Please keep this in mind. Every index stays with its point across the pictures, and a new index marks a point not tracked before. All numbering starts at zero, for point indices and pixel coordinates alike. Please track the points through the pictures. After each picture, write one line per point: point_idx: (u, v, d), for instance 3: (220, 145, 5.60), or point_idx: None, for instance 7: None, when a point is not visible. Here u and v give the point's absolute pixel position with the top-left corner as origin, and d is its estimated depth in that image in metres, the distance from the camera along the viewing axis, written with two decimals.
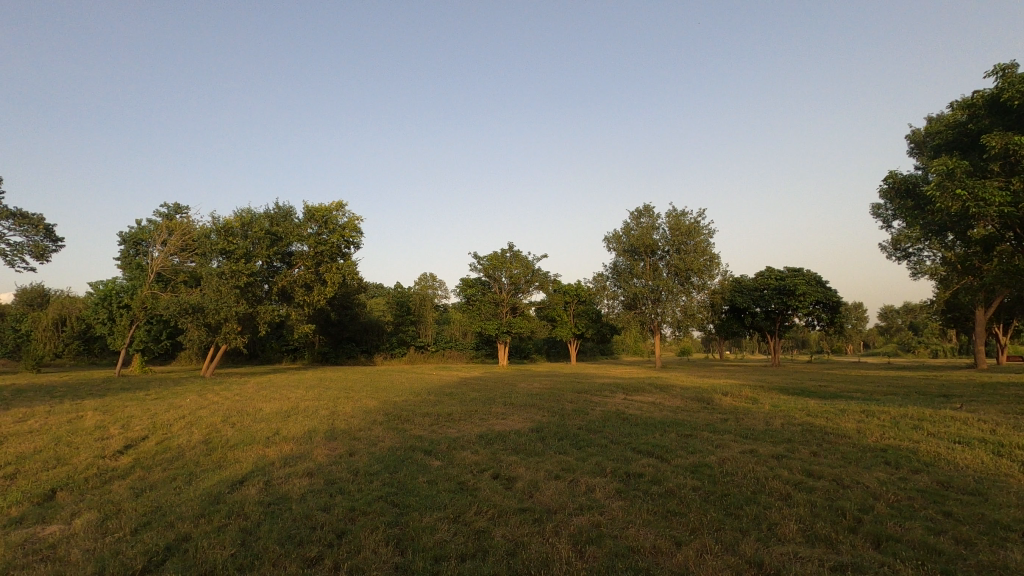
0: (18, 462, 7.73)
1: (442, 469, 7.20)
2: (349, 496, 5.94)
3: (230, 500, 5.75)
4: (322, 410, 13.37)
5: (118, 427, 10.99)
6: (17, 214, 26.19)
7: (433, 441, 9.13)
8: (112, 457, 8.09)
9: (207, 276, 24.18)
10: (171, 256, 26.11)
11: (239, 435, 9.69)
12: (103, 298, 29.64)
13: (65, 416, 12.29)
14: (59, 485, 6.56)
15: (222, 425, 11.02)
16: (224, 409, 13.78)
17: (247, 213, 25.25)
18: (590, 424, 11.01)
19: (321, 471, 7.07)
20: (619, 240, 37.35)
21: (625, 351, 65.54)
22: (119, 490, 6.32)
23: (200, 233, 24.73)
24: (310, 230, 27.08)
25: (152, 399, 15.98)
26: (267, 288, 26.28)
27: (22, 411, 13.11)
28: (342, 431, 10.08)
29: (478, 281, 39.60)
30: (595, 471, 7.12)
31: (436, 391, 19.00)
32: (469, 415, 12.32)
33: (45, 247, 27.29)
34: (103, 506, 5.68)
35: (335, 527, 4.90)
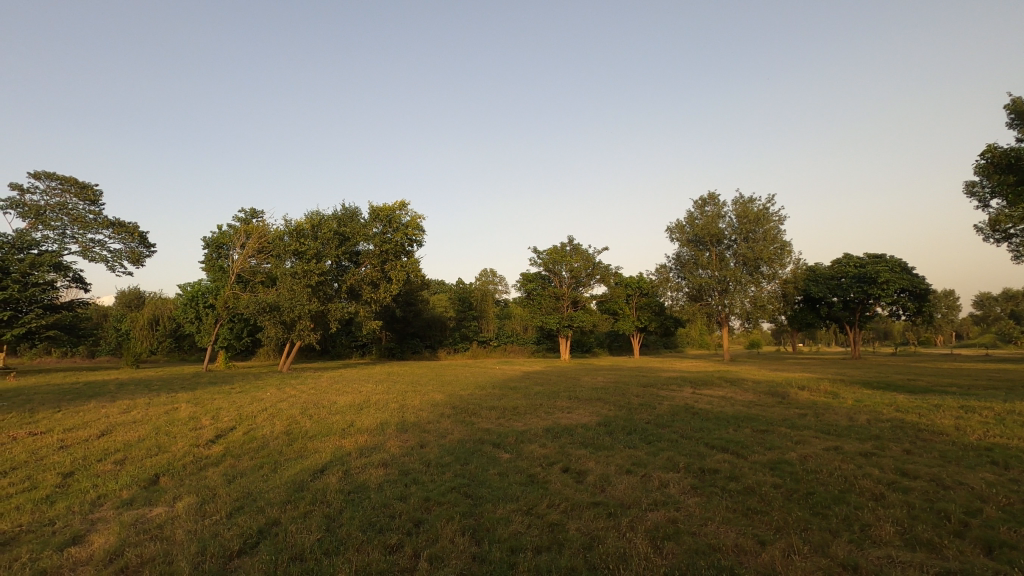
0: (126, 450, 8.47)
1: (511, 461, 7.26)
2: (423, 486, 6.09)
3: (312, 488, 6.04)
4: (392, 403, 13.80)
5: (209, 418, 11.82)
6: (115, 223, 28.61)
7: (501, 434, 9.22)
8: (205, 446, 8.72)
9: (281, 276, 25.54)
10: (248, 258, 27.74)
11: (317, 427, 10.17)
12: (191, 298, 31.95)
13: (163, 408, 13.37)
14: (161, 470, 7.15)
15: (301, 417, 11.63)
16: (301, 402, 14.52)
17: (318, 216, 26.51)
18: (658, 419, 10.76)
19: (394, 462, 7.29)
20: (682, 230, 36.25)
21: (690, 344, 63.68)
22: (213, 476, 6.79)
23: (275, 236, 26.15)
24: (375, 230, 27.97)
25: (237, 392, 17.10)
26: (337, 286, 27.39)
27: (126, 403, 14.38)
28: (412, 424, 10.37)
29: (538, 276, 39.68)
30: (667, 465, 6.94)
31: (501, 385, 19.20)
32: (534, 409, 12.35)
33: (140, 253, 29.69)
34: (201, 491, 6.12)
35: (412, 517, 5.03)
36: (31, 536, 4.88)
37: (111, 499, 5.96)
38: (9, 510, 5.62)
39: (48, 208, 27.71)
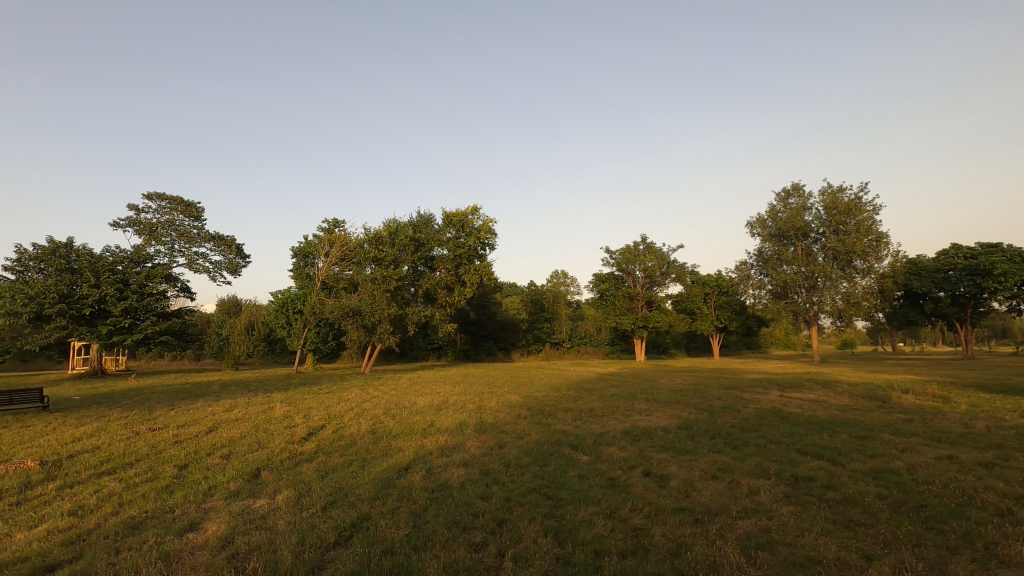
0: (231, 445, 9.20)
1: (590, 464, 7.17)
2: (503, 486, 6.17)
3: (398, 485, 6.28)
4: (469, 404, 14.08)
5: (301, 417, 12.60)
6: (216, 236, 31.13)
7: (579, 436, 9.14)
8: (299, 443, 9.30)
9: (362, 282, 26.74)
10: (332, 265, 29.27)
11: (400, 426, 10.56)
12: (282, 305, 34.21)
13: (261, 407, 14.42)
14: (262, 465, 7.70)
15: (384, 417, 12.13)
16: (384, 402, 15.13)
17: (395, 223, 27.62)
18: (744, 422, 10.26)
19: (474, 462, 7.41)
20: (764, 225, 34.44)
21: (775, 344, 60.26)
22: (307, 472, 7.23)
23: (355, 243, 27.49)
24: (448, 235, 28.65)
25: (325, 393, 18.11)
26: (414, 291, 28.30)
27: (228, 402, 15.62)
28: (490, 425, 10.53)
29: (611, 276, 39.15)
30: (756, 472, 6.61)
31: (576, 387, 19.04)
32: (611, 412, 12.14)
33: (237, 263, 32.18)
34: (297, 485, 6.53)
35: (494, 516, 5.10)
36: (155, 521, 5.41)
37: (220, 490, 6.49)
38: (137, 497, 6.26)
39: (159, 225, 30.60)
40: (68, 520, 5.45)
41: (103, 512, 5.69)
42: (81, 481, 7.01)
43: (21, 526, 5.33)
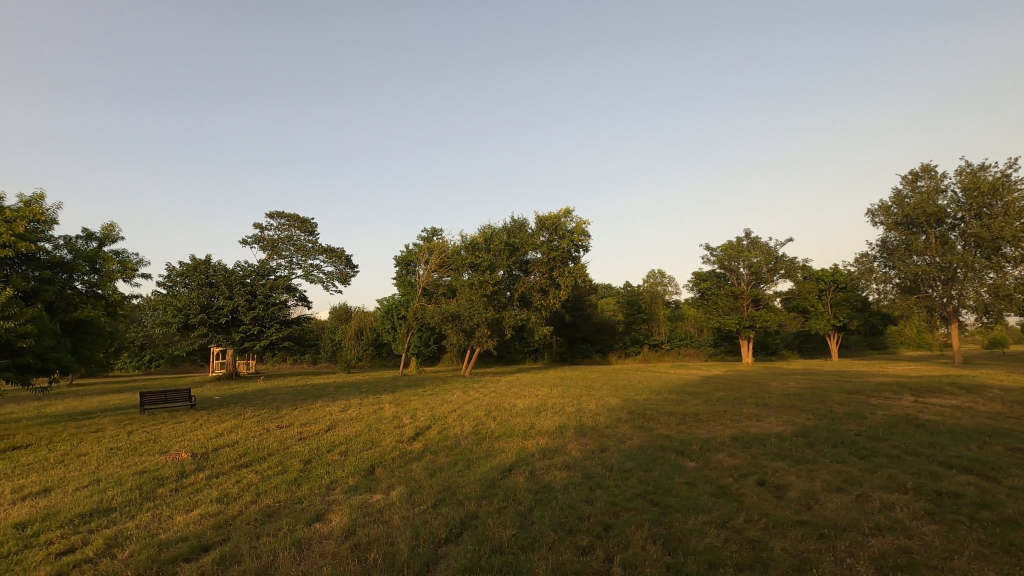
0: (347, 443, 9.90)
1: (698, 471, 6.89)
2: (608, 491, 6.09)
3: (503, 486, 6.42)
4: (569, 406, 14.04)
5: (408, 417, 13.29)
6: (328, 249, 33.70)
7: (684, 442, 8.81)
8: (408, 442, 9.81)
9: (461, 287, 27.74)
10: (432, 272, 30.56)
11: (501, 428, 10.79)
12: (387, 311, 36.19)
13: (372, 408, 15.39)
14: (376, 462, 8.22)
15: (486, 418, 12.45)
16: (485, 404, 15.53)
17: (490, 229, 28.53)
18: (872, 430, 9.32)
19: (576, 465, 7.39)
20: (887, 213, 31.22)
21: (906, 344, 54.17)
22: (416, 470, 7.60)
23: (453, 251, 28.74)
24: (542, 239, 28.77)
25: (429, 394, 18.91)
26: (510, 295, 28.80)
27: (343, 403, 16.83)
28: (590, 428, 10.44)
29: (712, 275, 37.47)
30: (889, 485, 5.99)
31: (678, 389, 18.34)
32: (718, 416, 11.56)
33: (347, 273, 34.59)
34: (408, 482, 6.89)
35: (600, 521, 5.05)
36: (287, 510, 5.95)
37: (341, 485, 7.01)
38: (271, 488, 6.93)
39: (280, 240, 33.63)
40: (216, 506, 6.15)
41: (244, 500, 6.36)
42: (225, 471, 7.89)
43: (181, 509, 6.11)
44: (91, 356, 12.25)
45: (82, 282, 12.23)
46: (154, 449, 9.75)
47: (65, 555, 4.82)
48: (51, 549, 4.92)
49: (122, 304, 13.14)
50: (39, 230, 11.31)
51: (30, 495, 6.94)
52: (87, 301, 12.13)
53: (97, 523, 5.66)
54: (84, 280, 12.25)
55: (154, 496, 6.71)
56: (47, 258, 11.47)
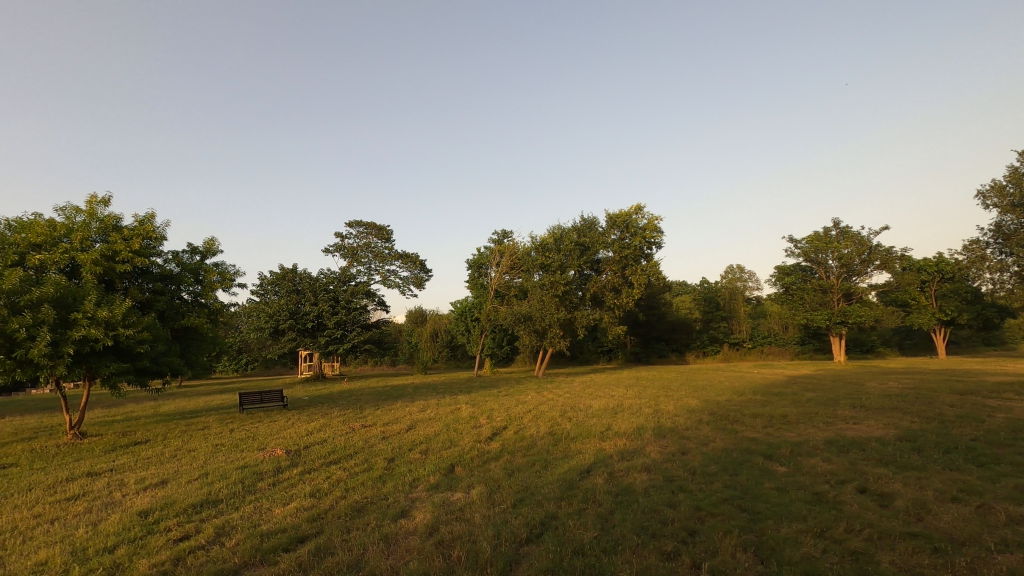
0: (428, 442, 10.22)
1: (790, 476, 6.51)
2: (692, 495, 5.88)
3: (583, 487, 6.36)
4: (646, 407, 13.71)
5: (484, 418, 13.50)
6: (403, 255, 34.94)
7: (772, 445, 8.35)
8: (486, 442, 9.97)
9: (532, 288, 27.80)
10: (503, 274, 30.92)
11: (577, 428, 10.69)
12: (461, 314, 36.83)
13: (449, 408, 15.78)
14: (455, 461, 8.41)
15: (562, 419, 12.40)
16: (559, 405, 15.48)
17: (559, 230, 28.43)
18: (991, 435, 8.41)
19: (657, 467, 7.19)
20: (1003, 194, 27.75)
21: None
22: (495, 469, 7.70)
23: (524, 252, 28.89)
24: (613, 237, 28.29)
25: (504, 395, 19.12)
26: (581, 295, 28.57)
27: (421, 403, 17.36)
28: (670, 429, 10.15)
29: (797, 268, 35.42)
30: (1016, 497, 5.37)
31: (764, 390, 17.42)
32: (809, 418, 10.87)
33: (421, 277, 35.68)
34: (487, 482, 6.99)
35: (685, 525, 4.89)
36: (374, 506, 6.21)
37: (424, 482, 7.24)
38: (358, 484, 7.27)
39: (359, 248, 35.22)
40: (310, 500, 6.53)
41: (335, 495, 6.71)
42: (317, 467, 8.37)
43: (279, 502, 6.53)
44: (197, 359, 13.38)
45: (188, 292, 13.38)
46: (253, 445, 10.51)
47: (182, 542, 5.29)
48: (171, 535, 5.41)
49: (223, 311, 14.25)
50: (151, 246, 12.49)
51: (151, 486, 7.68)
52: (193, 309, 13.29)
53: (208, 513, 6.17)
54: (190, 290, 13.40)
55: (255, 489, 7.23)
56: (158, 271, 12.64)
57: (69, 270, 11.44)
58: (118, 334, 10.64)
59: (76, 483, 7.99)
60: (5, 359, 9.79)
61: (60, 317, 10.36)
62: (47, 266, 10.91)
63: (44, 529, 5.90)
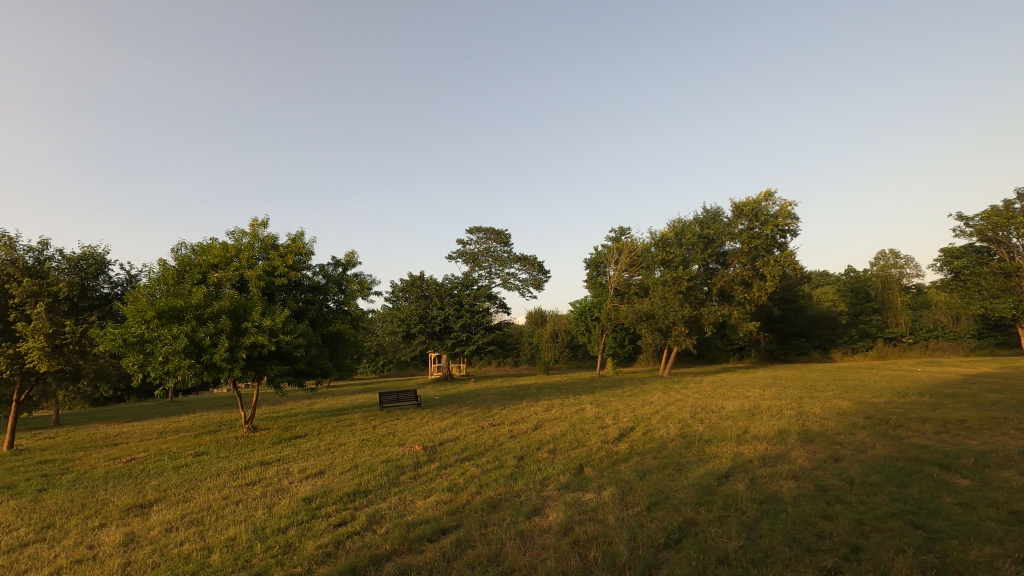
0: (555, 441, 10.30)
1: (976, 491, 5.60)
2: (851, 506, 5.30)
3: (721, 493, 6.00)
4: (788, 410, 12.62)
5: (610, 418, 13.30)
6: (522, 257, 35.66)
7: (949, 454, 7.25)
8: (614, 442, 9.81)
9: (653, 285, 27.07)
10: (623, 272, 30.34)
11: (712, 431, 10.13)
12: (580, 314, 36.72)
13: (574, 408, 15.77)
14: (584, 461, 8.36)
15: (693, 421, 11.81)
16: (689, 405, 14.76)
17: (681, 223, 27.26)
18: None
19: (805, 475, 6.58)
20: None
21: None
22: (625, 471, 7.55)
23: (644, 249, 28.08)
24: (740, 227, 26.47)
25: (629, 395, 18.69)
26: (707, 290, 27.09)
27: (545, 403, 17.53)
28: (818, 433, 9.24)
29: (968, 249, 30.56)
30: None
31: (933, 391, 15.17)
32: (997, 424, 9.27)
33: (540, 279, 36.17)
34: (619, 483, 6.87)
35: (846, 541, 4.42)
36: (508, 503, 6.38)
37: (554, 481, 7.29)
38: (491, 481, 7.53)
39: (480, 253, 36.55)
40: (448, 494, 6.88)
41: (470, 491, 6.99)
42: (451, 463, 8.81)
43: (420, 495, 6.97)
44: (343, 361, 14.74)
45: (333, 301, 14.76)
46: (394, 441, 11.33)
47: (341, 527, 5.84)
48: (331, 521, 6.00)
49: (362, 317, 15.55)
50: (302, 261, 13.96)
51: (311, 475, 8.60)
52: (338, 316, 14.66)
53: (360, 502, 6.76)
54: (335, 299, 14.76)
55: (399, 482, 7.79)
56: (308, 283, 14.09)
57: (239, 285, 13.16)
58: (280, 340, 12.06)
59: (253, 470, 9.18)
60: (195, 362, 11.51)
61: (234, 326, 11.98)
62: (223, 282, 12.66)
63: (231, 509, 6.84)
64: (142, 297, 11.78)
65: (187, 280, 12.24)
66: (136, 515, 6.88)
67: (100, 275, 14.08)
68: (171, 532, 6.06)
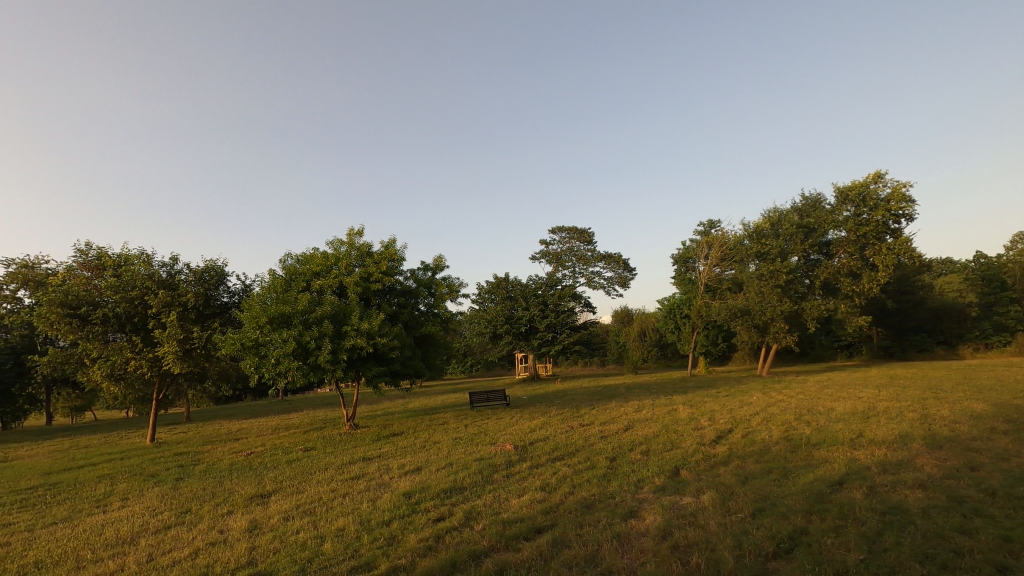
0: (648, 442, 10.05)
1: None
2: (994, 521, 4.71)
3: (835, 501, 5.56)
4: (909, 412, 11.47)
5: (706, 419, 12.76)
6: (607, 256, 35.14)
7: None
8: (711, 445, 9.39)
9: (748, 280, 25.68)
10: (713, 267, 29.05)
11: (820, 434, 9.42)
12: (669, 311, 35.57)
13: (666, 409, 15.29)
14: (679, 463, 8.08)
15: (799, 423, 11.03)
16: (793, 407, 13.83)
17: (776, 213, 25.66)
18: None
19: (935, 484, 5.94)
20: None
21: None
22: (725, 474, 7.20)
23: (736, 242, 26.71)
24: (846, 213, 24.39)
25: (725, 396, 17.82)
26: (809, 283, 25.28)
27: (635, 404, 17.14)
28: (948, 439, 8.30)
29: None
30: None
31: None
32: None
33: (626, 277, 35.45)
34: (719, 487, 6.57)
35: (990, 559, 3.94)
36: (603, 504, 6.31)
37: (649, 484, 7.11)
38: (584, 481, 7.48)
39: (563, 253, 36.49)
40: (541, 493, 6.92)
41: (563, 490, 6.99)
42: (543, 462, 8.87)
43: (514, 493, 7.07)
44: (434, 362, 15.27)
45: (424, 304, 15.33)
46: (485, 440, 11.56)
47: (439, 522, 6.05)
48: (430, 516, 6.23)
49: (451, 319, 16.03)
50: (395, 267, 14.65)
51: (410, 471, 8.98)
52: (429, 319, 15.21)
53: (457, 498, 6.98)
54: (425, 302, 15.34)
55: (492, 480, 7.94)
56: (401, 287, 14.76)
57: (339, 291, 14.02)
58: (377, 342, 12.71)
59: (357, 465, 9.76)
60: (302, 364, 12.40)
61: (336, 330, 12.77)
62: (325, 289, 13.56)
63: (339, 501, 7.31)
64: (256, 304, 12.86)
65: (294, 287, 13.23)
66: (258, 503, 7.54)
67: (221, 286, 15.54)
68: (288, 521, 6.58)
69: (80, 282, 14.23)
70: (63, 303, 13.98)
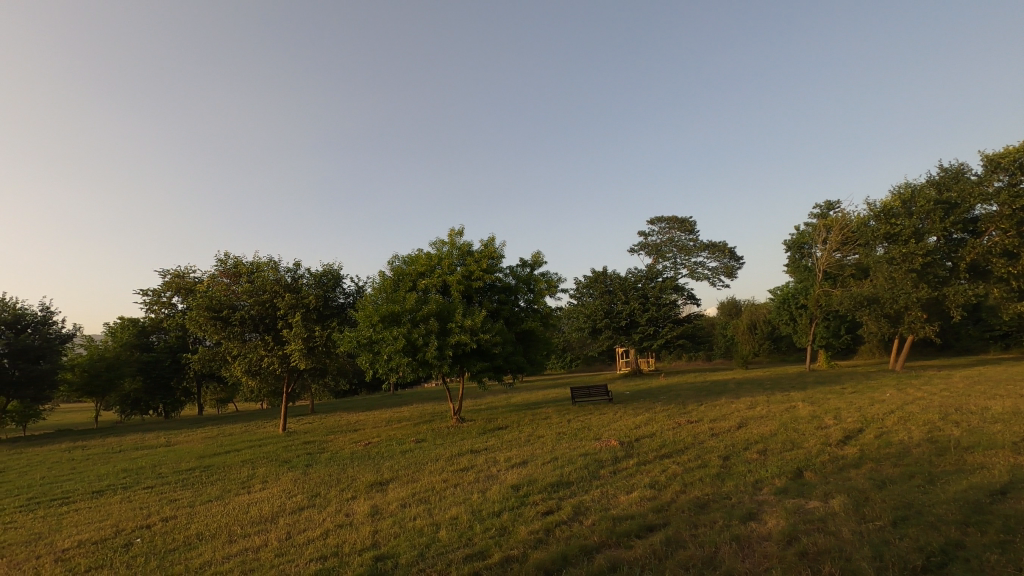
0: (765, 441, 9.42)
1: None
2: None
3: (998, 513, 4.87)
4: None
5: (831, 418, 11.71)
6: (710, 245, 33.46)
7: None
8: (839, 446, 8.59)
9: (876, 265, 23.29)
10: (833, 252, 26.62)
11: (973, 437, 8.27)
12: (782, 301, 33.19)
13: (783, 406, 14.25)
14: (803, 464, 7.49)
15: (944, 423, 9.80)
16: (937, 406, 12.30)
17: (908, 188, 22.84)
18: None
19: None
20: None
21: None
22: (857, 478, 6.57)
23: (861, 223, 24.13)
24: (997, 184, 21.27)
25: (852, 393, 16.27)
26: (952, 266, 22.36)
27: (747, 400, 16.17)
28: None
29: None
30: None
31: None
32: None
33: (732, 266, 33.53)
34: (852, 492, 6.00)
35: None
36: (718, 504, 6.01)
37: (769, 485, 6.66)
38: (696, 480, 7.16)
39: (663, 244, 35.30)
40: (650, 491, 6.73)
41: (674, 489, 6.74)
42: (650, 460, 8.62)
43: (622, 490, 6.94)
44: (535, 358, 15.42)
45: (524, 300, 15.48)
46: (589, 436, 11.46)
47: (548, 515, 6.08)
48: (539, 509, 6.30)
49: (551, 315, 16.05)
50: (495, 264, 14.92)
51: (515, 465, 9.13)
52: (529, 315, 15.33)
53: (564, 493, 6.99)
54: (525, 298, 15.47)
55: (598, 476, 7.85)
56: (501, 284, 15.02)
57: (443, 290, 14.55)
58: (480, 338, 13.04)
59: (465, 457, 10.09)
60: (411, 360, 13.06)
61: (441, 327, 13.28)
62: (429, 288, 14.13)
63: (450, 491, 7.61)
64: (369, 304, 13.72)
65: (401, 288, 13.95)
66: (377, 490, 8.06)
67: (337, 288, 16.76)
68: (405, 507, 6.97)
69: (221, 288, 16.01)
70: (209, 307, 15.83)
